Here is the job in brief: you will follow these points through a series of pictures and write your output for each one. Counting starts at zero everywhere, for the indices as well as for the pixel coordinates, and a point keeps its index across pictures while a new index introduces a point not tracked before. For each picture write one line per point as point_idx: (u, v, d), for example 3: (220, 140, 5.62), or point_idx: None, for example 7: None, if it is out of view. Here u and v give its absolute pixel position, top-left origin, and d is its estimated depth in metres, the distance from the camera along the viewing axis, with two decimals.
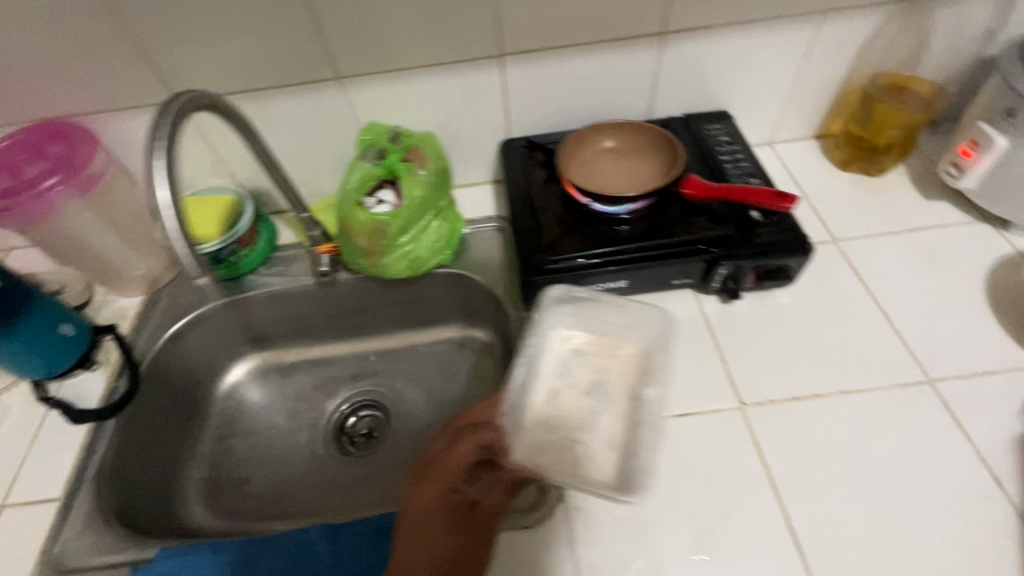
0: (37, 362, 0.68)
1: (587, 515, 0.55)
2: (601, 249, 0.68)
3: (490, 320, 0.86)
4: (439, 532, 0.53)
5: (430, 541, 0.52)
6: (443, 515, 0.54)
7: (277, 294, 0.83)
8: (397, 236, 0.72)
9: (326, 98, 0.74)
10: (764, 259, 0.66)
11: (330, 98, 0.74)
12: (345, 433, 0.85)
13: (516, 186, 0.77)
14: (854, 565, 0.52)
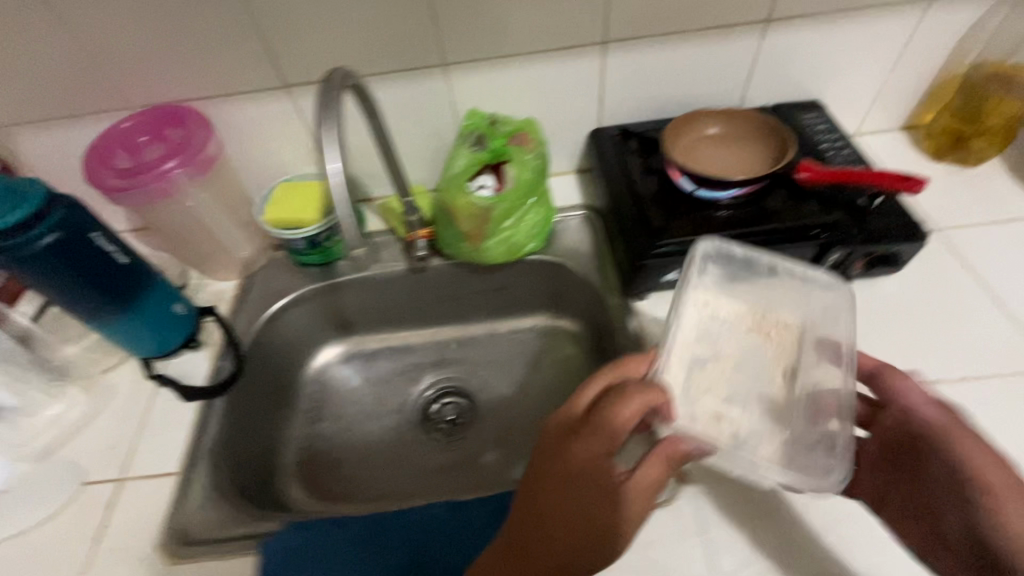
0: (151, 339, 0.70)
1: (715, 495, 0.56)
2: (710, 233, 0.68)
3: (577, 309, 0.86)
4: (590, 501, 0.47)
5: (577, 511, 0.47)
6: (600, 485, 0.46)
7: (370, 280, 0.84)
8: (499, 221, 0.73)
9: (429, 85, 0.75)
10: (878, 245, 0.66)
11: (434, 86, 0.76)
12: (431, 419, 0.85)
13: (612, 174, 0.78)
14: None
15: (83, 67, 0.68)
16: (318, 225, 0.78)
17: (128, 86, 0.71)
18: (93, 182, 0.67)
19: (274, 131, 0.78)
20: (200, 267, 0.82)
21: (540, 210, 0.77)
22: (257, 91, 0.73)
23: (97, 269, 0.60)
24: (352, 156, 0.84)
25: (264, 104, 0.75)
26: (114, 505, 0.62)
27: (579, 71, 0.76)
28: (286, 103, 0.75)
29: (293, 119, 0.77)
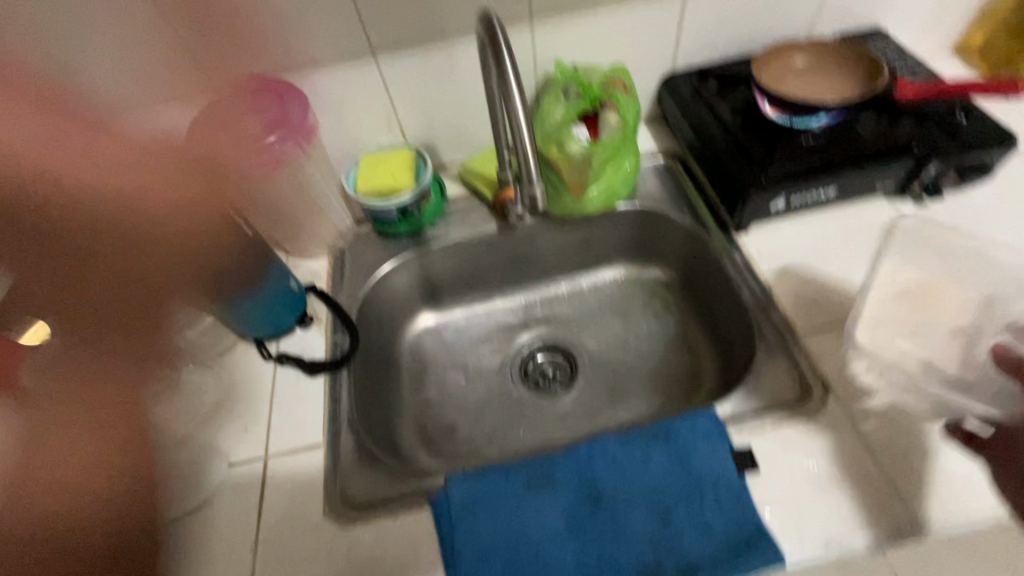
0: (269, 317, 0.70)
1: (861, 399, 0.59)
2: (812, 158, 0.70)
3: (666, 253, 0.88)
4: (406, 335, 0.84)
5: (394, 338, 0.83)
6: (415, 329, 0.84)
7: (461, 243, 0.85)
8: (602, 168, 0.74)
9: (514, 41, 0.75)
10: (972, 154, 0.69)
11: (519, 42, 0.75)
12: (532, 375, 0.86)
13: (695, 114, 0.79)
14: None
15: (170, 43, 0.66)
16: (411, 191, 0.77)
17: (214, 62, 0.69)
18: (194, 160, 0.65)
19: (358, 99, 0.77)
20: (291, 246, 0.81)
21: (634, 157, 0.78)
22: (344, 58, 0.72)
23: None
24: (431, 123, 0.83)
25: (349, 72, 0.74)
26: (267, 480, 0.62)
27: (658, 16, 0.77)
28: (372, 69, 0.74)
29: (377, 86, 0.76)
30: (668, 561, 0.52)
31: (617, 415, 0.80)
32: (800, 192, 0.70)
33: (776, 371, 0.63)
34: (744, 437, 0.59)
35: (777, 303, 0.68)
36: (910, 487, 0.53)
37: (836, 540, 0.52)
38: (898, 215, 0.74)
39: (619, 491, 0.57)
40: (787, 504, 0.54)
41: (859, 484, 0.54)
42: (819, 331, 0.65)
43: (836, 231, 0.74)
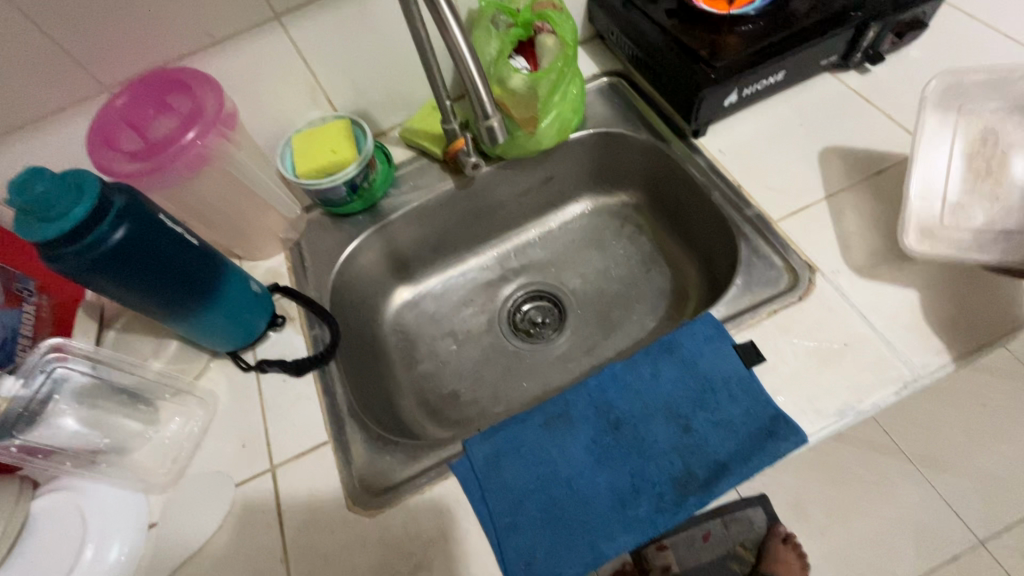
0: (238, 329, 0.65)
1: (843, 272, 0.61)
2: (756, 44, 0.69)
3: (629, 176, 0.86)
4: None
5: None
6: None
7: (421, 209, 0.81)
8: (550, 96, 0.70)
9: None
10: (906, 10, 0.69)
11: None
12: (522, 325, 0.85)
13: (632, 24, 0.76)
14: None
15: (40, 47, 0.57)
16: (357, 164, 0.73)
17: (101, 61, 0.61)
18: (106, 171, 0.59)
19: (274, 73, 0.70)
20: (242, 249, 0.75)
21: (579, 80, 0.74)
22: (248, 30, 0.65)
23: (173, 258, 0.55)
24: (359, 86, 0.77)
25: (257, 45, 0.67)
26: (281, 490, 0.59)
27: None
28: (281, 37, 0.67)
29: (292, 56, 0.70)
30: (698, 465, 0.53)
31: (614, 344, 0.80)
32: (749, 84, 0.69)
33: (761, 264, 0.64)
34: (745, 333, 0.59)
35: (750, 199, 0.68)
36: (906, 342, 0.55)
37: (851, 408, 0.53)
38: (845, 88, 0.74)
39: (637, 411, 0.57)
40: (798, 386, 0.55)
41: (861, 350, 0.56)
42: (794, 215, 0.65)
43: (789, 115, 0.74)
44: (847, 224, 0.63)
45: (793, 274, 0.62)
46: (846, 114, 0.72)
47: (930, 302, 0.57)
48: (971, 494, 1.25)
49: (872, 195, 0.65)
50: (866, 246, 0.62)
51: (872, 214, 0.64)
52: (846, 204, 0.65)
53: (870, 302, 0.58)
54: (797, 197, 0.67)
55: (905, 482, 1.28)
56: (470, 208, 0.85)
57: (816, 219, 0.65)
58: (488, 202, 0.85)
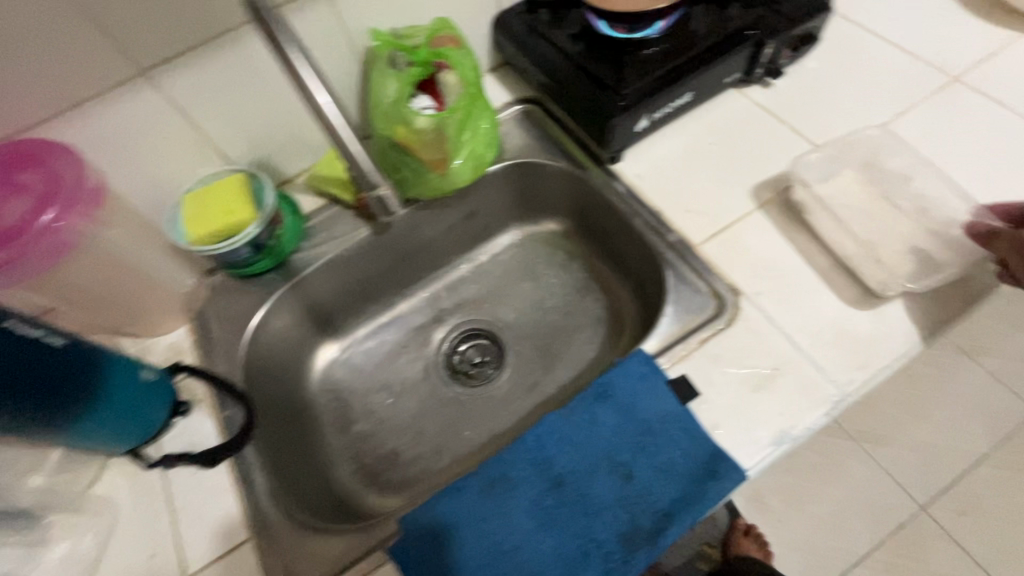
0: (131, 426, 0.57)
1: (766, 293, 0.60)
2: (661, 69, 0.68)
3: (552, 203, 0.84)
4: None
5: None
6: None
7: (336, 260, 0.75)
8: (460, 135, 0.67)
9: (303, 22, 0.63)
10: (799, 25, 0.70)
11: (302, 26, 0.63)
12: (461, 368, 0.81)
13: (538, 52, 0.74)
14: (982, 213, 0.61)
15: None
16: (258, 223, 0.67)
17: None
18: None
19: (150, 133, 0.63)
20: (134, 326, 0.68)
21: (490, 113, 0.71)
22: (108, 90, 0.58)
23: (28, 367, 0.47)
24: (252, 135, 0.71)
25: (122, 106, 0.59)
26: None
27: None
28: (150, 94, 0.60)
29: (168, 112, 0.63)
30: (644, 516, 0.51)
31: (555, 379, 0.79)
32: (658, 109, 0.69)
33: (688, 290, 0.63)
34: (678, 367, 0.58)
35: (670, 224, 0.67)
36: (833, 360, 0.56)
37: (787, 435, 0.53)
38: (750, 103, 0.75)
39: (578, 465, 0.54)
40: (735, 418, 0.54)
41: (791, 373, 0.55)
42: (715, 238, 0.65)
43: (702, 134, 0.73)
44: (767, 243, 0.63)
45: (718, 300, 0.61)
46: (753, 129, 0.72)
47: (847, 317, 0.58)
48: (909, 462, 1.34)
49: (786, 212, 0.65)
50: (785, 263, 0.62)
51: (788, 232, 0.64)
52: (763, 222, 0.65)
53: (794, 322, 0.58)
54: (717, 218, 0.66)
55: (850, 458, 1.35)
56: (392, 251, 0.80)
57: (736, 240, 0.64)
58: (410, 244, 0.81)
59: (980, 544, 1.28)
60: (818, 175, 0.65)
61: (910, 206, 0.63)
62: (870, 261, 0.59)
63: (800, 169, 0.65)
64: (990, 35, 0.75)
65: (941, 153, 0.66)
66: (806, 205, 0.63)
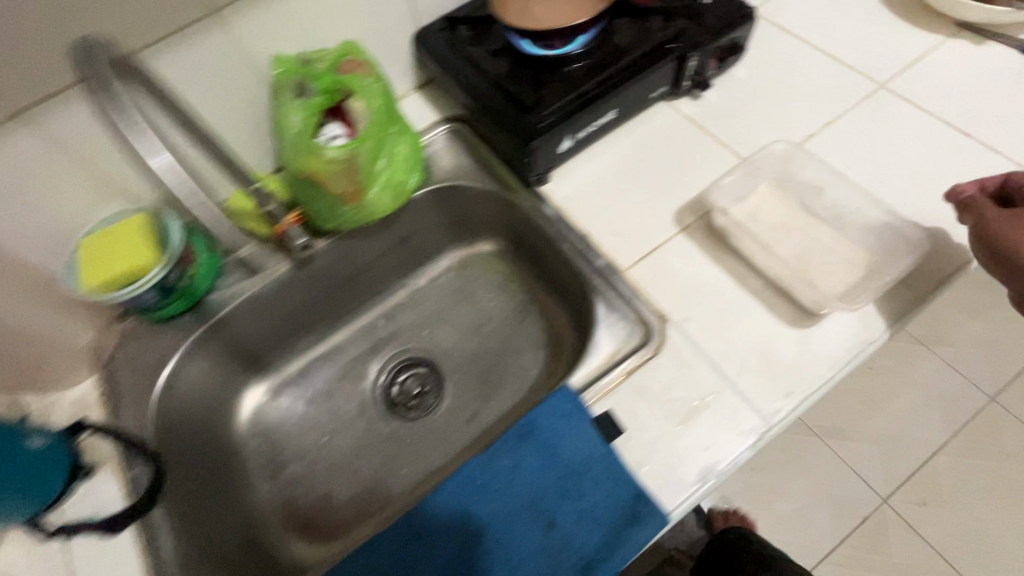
0: (21, 499, 0.53)
1: (693, 319, 0.58)
2: (581, 87, 0.66)
3: (485, 225, 0.82)
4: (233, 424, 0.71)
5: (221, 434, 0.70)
6: None
7: (257, 297, 0.72)
8: (373, 164, 0.64)
9: (184, 63, 0.59)
10: (722, 37, 0.68)
11: (172, 75, 0.59)
12: (398, 402, 0.78)
13: (458, 72, 0.71)
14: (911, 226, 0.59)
15: None
16: (162, 267, 0.63)
17: None
18: None
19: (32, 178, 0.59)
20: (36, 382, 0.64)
21: (409, 138, 0.69)
22: None
23: None
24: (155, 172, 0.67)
25: None
26: None
27: None
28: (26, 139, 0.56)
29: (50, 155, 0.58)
30: (565, 566, 0.49)
31: (494, 409, 0.76)
32: (581, 129, 0.67)
33: (615, 319, 0.61)
34: (603, 403, 0.56)
35: (597, 248, 0.65)
36: (759, 390, 0.54)
37: (712, 471, 0.51)
38: (679, 116, 0.73)
39: (499, 514, 0.52)
40: (659, 456, 0.52)
41: (717, 405, 0.53)
42: (642, 262, 0.63)
43: (631, 152, 0.71)
44: (694, 266, 0.61)
45: (645, 329, 0.59)
46: (681, 145, 0.70)
47: (775, 342, 0.56)
48: (871, 456, 1.35)
49: (715, 232, 0.63)
50: (714, 287, 0.60)
51: (717, 253, 0.62)
52: (691, 244, 0.63)
53: (720, 350, 0.56)
54: (645, 241, 0.64)
55: (813, 454, 1.36)
56: (319, 284, 0.77)
57: (663, 264, 0.62)
58: (338, 275, 0.78)
59: (942, 533, 1.29)
60: (745, 194, 0.64)
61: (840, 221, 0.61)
62: (797, 283, 0.57)
63: (725, 187, 0.64)
64: (917, 40, 0.74)
65: (872, 162, 0.64)
66: (733, 225, 0.61)
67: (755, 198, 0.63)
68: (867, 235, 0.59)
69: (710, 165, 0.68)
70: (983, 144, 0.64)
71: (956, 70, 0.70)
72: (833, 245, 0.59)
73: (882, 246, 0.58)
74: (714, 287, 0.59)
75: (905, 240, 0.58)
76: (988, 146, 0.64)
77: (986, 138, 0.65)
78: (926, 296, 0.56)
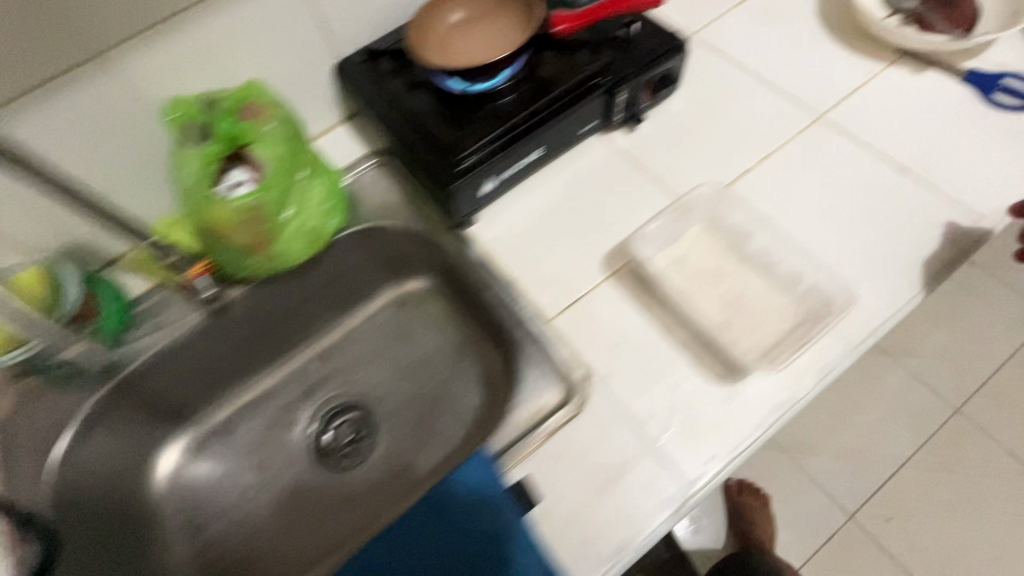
0: None
1: (616, 374, 0.55)
2: (504, 125, 0.62)
3: (417, 263, 0.77)
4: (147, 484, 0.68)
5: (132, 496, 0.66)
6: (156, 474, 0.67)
7: (168, 350, 0.67)
8: (279, 212, 0.60)
9: (65, 109, 0.55)
10: (652, 69, 0.65)
11: (48, 123, 0.55)
12: (329, 451, 0.74)
13: (377, 108, 0.67)
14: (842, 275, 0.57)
15: None
16: None
17: None
18: None
19: None
20: None
21: (321, 180, 0.65)
22: None
23: None
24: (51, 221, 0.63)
25: None
26: None
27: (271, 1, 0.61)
28: None
29: None
30: None
31: (427, 458, 0.73)
32: (503, 169, 0.63)
33: (538, 378, 0.58)
34: (521, 469, 0.53)
35: (522, 296, 0.61)
36: (681, 454, 0.51)
37: (629, 545, 0.48)
38: (611, 150, 0.69)
39: None
40: (575, 529, 0.49)
41: (637, 471, 0.51)
42: (567, 311, 0.60)
43: (561, 190, 0.68)
44: (620, 316, 0.58)
45: (567, 388, 0.56)
46: (613, 182, 0.67)
47: (698, 403, 0.53)
48: (838, 471, 1.30)
49: (643, 278, 0.60)
50: (640, 339, 0.57)
51: (643, 302, 0.58)
52: (618, 292, 0.60)
53: (644, 410, 0.53)
54: (571, 289, 0.61)
55: (780, 472, 1.31)
56: (241, 331, 0.72)
57: (589, 314, 0.59)
58: (261, 321, 0.73)
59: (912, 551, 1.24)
60: (673, 238, 0.61)
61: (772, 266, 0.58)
62: (723, 336, 0.54)
63: (653, 231, 0.61)
64: (857, 69, 0.71)
65: (806, 202, 0.62)
66: (660, 273, 0.59)
67: (684, 243, 0.61)
68: (796, 283, 0.56)
69: (641, 204, 0.65)
70: (919, 181, 0.62)
71: (897, 101, 0.68)
72: (761, 295, 0.56)
73: (811, 295, 0.55)
74: (639, 340, 0.56)
75: (832, 290, 0.55)
76: (925, 184, 0.61)
77: (923, 174, 0.62)
78: (854, 351, 0.53)
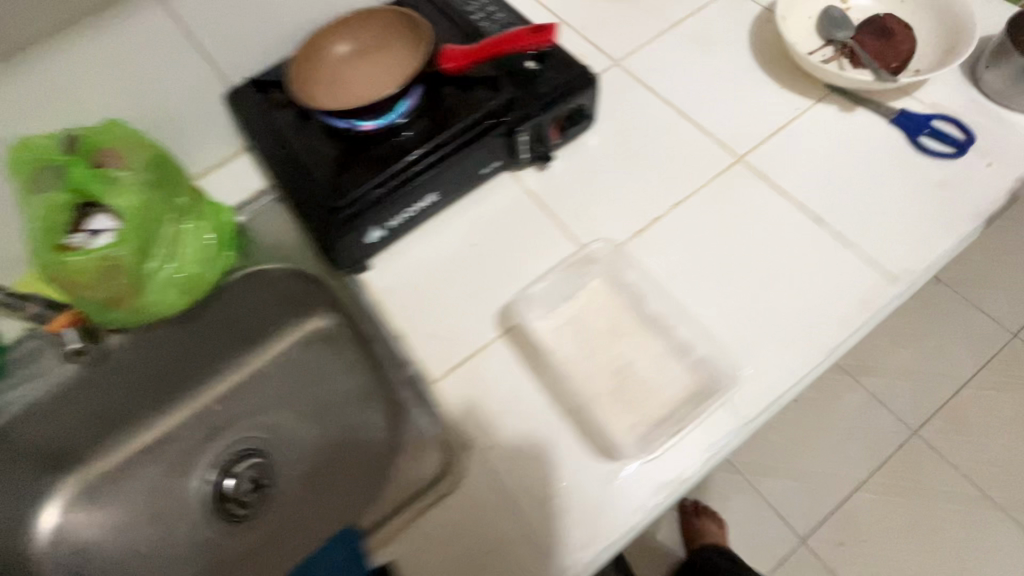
0: None
1: (497, 445, 0.52)
2: (391, 165, 0.57)
3: (325, 297, 0.71)
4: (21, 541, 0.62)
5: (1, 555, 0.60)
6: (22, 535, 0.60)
7: (41, 400, 0.64)
8: (141, 263, 0.55)
9: None
10: (556, 107, 0.60)
11: None
12: (230, 501, 0.68)
13: (265, 144, 0.63)
14: (740, 340, 0.53)
15: None
16: None
17: None
18: None
19: None
20: None
21: (196, 226, 0.60)
22: None
23: None
24: None
25: None
26: None
27: (146, 37, 0.57)
28: None
29: None
30: None
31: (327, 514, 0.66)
32: (392, 213, 0.58)
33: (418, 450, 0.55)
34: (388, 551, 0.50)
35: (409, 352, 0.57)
36: (554, 537, 0.47)
37: None
38: (519, 191, 0.65)
39: None
40: None
41: (507, 556, 0.47)
42: (453, 372, 0.56)
43: (462, 233, 0.63)
44: (507, 379, 0.54)
45: (445, 459, 0.53)
46: (517, 228, 0.63)
47: (578, 481, 0.49)
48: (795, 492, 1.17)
49: (536, 337, 0.56)
50: (525, 407, 0.53)
51: (533, 364, 0.55)
52: (508, 352, 0.56)
53: (521, 486, 0.50)
54: (460, 347, 0.57)
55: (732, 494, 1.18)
56: (129, 375, 0.68)
57: (475, 376, 0.55)
58: (150, 364, 0.68)
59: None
60: (568, 296, 0.58)
61: (671, 326, 0.55)
62: (607, 408, 0.51)
63: (546, 290, 0.58)
64: (783, 106, 0.66)
65: (713, 256, 0.58)
66: (550, 336, 0.56)
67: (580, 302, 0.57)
68: (689, 350, 0.53)
69: (544, 252, 0.61)
70: (836, 234, 0.58)
71: (822, 142, 0.64)
72: (652, 362, 0.53)
73: (703, 365, 0.52)
74: (524, 409, 0.53)
75: (724, 360, 0.52)
76: (841, 237, 0.57)
77: (840, 226, 0.58)
78: (746, 427, 0.50)
